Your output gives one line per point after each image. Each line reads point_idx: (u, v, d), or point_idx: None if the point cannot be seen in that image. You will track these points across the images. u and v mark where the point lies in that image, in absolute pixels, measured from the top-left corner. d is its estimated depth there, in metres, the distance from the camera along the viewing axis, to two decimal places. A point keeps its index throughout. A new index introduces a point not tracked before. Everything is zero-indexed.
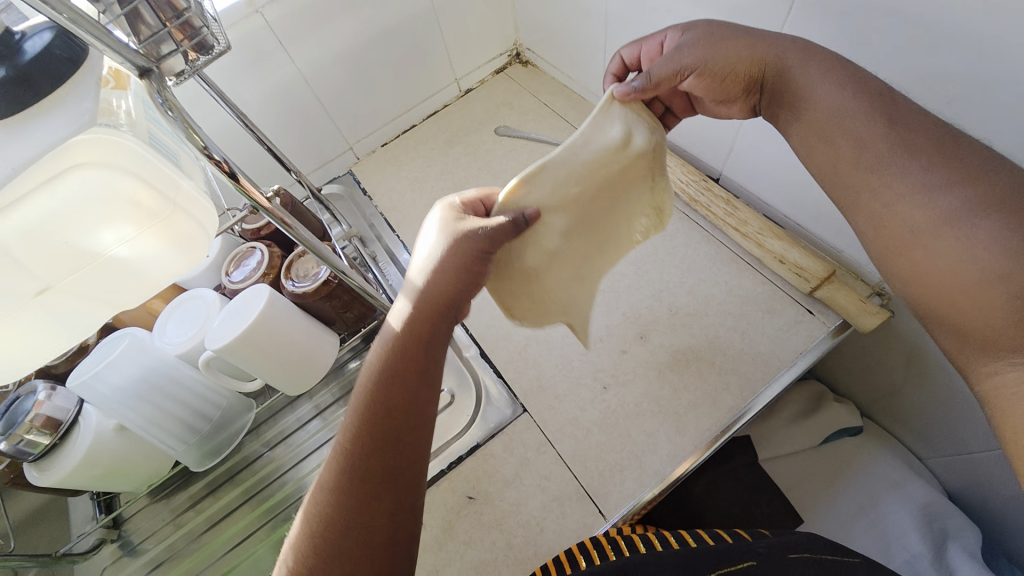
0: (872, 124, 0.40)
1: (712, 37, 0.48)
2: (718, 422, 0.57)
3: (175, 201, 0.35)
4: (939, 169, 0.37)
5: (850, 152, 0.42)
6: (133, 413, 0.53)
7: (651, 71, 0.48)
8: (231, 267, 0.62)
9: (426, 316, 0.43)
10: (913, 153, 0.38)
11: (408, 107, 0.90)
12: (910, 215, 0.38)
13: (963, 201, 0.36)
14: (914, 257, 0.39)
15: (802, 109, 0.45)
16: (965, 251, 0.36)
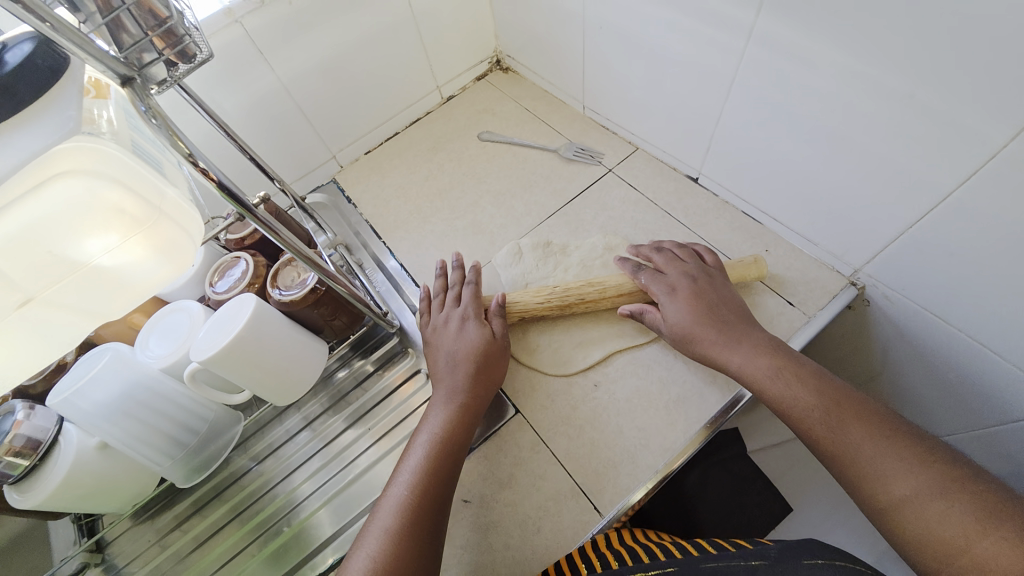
0: (824, 415, 0.48)
1: (705, 305, 0.58)
2: (706, 414, 0.58)
3: (161, 209, 0.35)
4: (880, 440, 0.45)
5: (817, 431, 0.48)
6: (118, 430, 0.52)
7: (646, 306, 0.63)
8: (214, 278, 0.61)
9: (444, 455, 0.54)
10: (849, 421, 0.47)
11: (390, 115, 0.91)
12: (888, 489, 0.43)
13: (925, 488, 0.42)
14: (903, 524, 0.42)
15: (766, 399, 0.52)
16: (940, 531, 0.40)
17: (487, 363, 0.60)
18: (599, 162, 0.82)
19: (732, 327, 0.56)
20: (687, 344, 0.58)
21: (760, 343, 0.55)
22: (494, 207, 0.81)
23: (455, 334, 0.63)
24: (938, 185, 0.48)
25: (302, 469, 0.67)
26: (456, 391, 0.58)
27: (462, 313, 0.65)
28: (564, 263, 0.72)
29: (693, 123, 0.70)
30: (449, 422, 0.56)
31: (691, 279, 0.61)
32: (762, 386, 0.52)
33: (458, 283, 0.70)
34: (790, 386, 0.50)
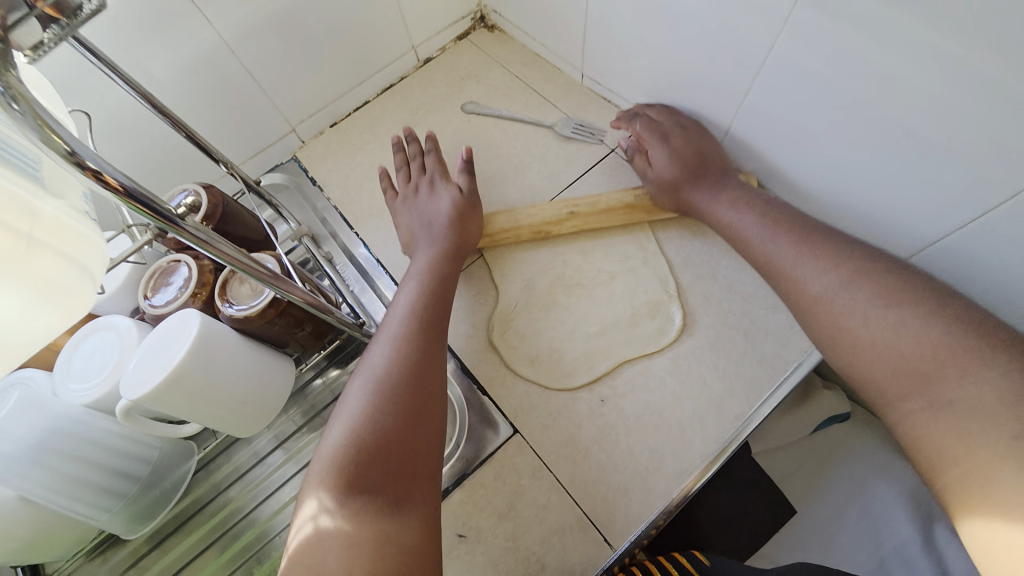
0: (772, 235, 0.53)
1: (691, 145, 0.61)
2: (725, 433, 0.53)
3: (31, 236, 0.28)
4: (817, 246, 0.49)
5: (765, 251, 0.53)
6: (33, 484, 0.43)
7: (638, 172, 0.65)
8: (149, 288, 0.50)
9: (423, 297, 0.55)
10: (789, 234, 0.52)
11: (358, 80, 0.78)
12: (812, 287, 0.48)
13: (847, 275, 0.46)
14: (831, 320, 0.46)
15: (730, 233, 0.57)
16: (852, 318, 0.45)
17: (463, 216, 0.62)
18: (600, 140, 0.72)
19: (704, 168, 0.60)
20: (666, 191, 0.62)
21: (731, 185, 0.59)
22: (482, 191, 0.71)
23: (428, 199, 0.64)
24: (1002, 187, 0.41)
25: (275, 496, 0.60)
26: (437, 242, 0.61)
27: (429, 180, 0.66)
28: (563, 249, 0.65)
29: (710, 99, 0.61)
30: (438, 259, 0.59)
31: (682, 129, 0.62)
32: (722, 216, 0.58)
33: (417, 154, 0.70)
34: (741, 210, 0.56)
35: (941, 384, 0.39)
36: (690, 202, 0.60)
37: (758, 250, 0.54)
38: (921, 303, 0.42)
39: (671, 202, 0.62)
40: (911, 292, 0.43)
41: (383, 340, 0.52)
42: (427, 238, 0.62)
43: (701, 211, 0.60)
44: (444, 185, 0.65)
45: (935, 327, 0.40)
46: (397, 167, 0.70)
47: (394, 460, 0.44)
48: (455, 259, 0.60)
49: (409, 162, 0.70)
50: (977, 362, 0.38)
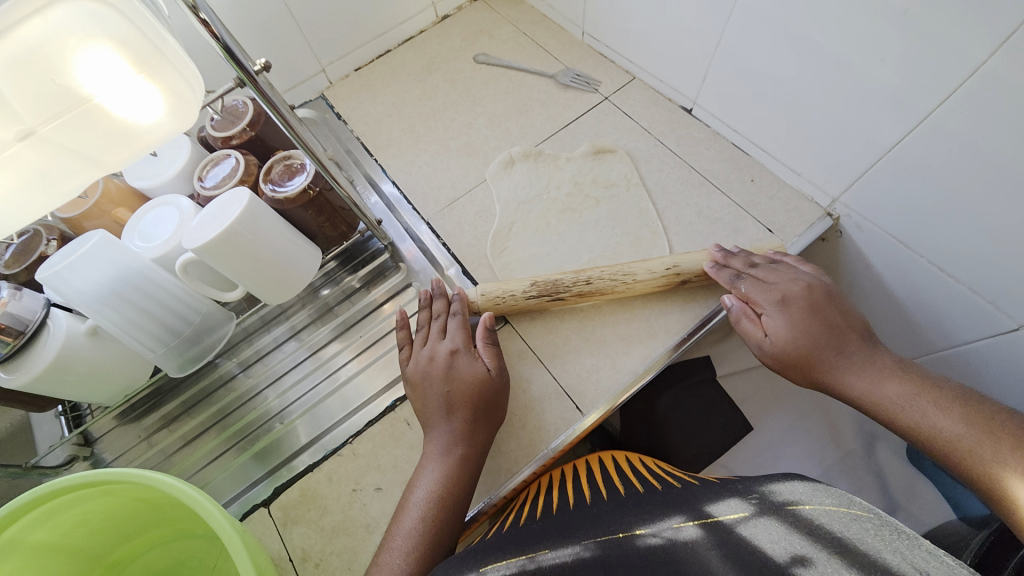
0: (985, 449, 0.41)
1: (816, 326, 0.53)
2: (684, 327, 0.62)
3: (162, 51, 0.33)
4: (985, 434, 0.41)
5: (983, 468, 0.40)
6: (106, 313, 0.52)
7: (743, 335, 0.58)
8: (203, 173, 0.60)
9: (427, 527, 0.48)
10: (1004, 448, 0.40)
11: (383, 29, 0.87)
12: None
13: None
14: None
15: (920, 442, 0.45)
16: None
17: (485, 401, 0.54)
18: (595, 89, 0.81)
19: (846, 358, 0.51)
20: (787, 370, 0.54)
21: (879, 359, 0.50)
22: (489, 129, 0.80)
23: (444, 373, 0.56)
24: (917, 107, 0.51)
25: (290, 375, 0.69)
26: (456, 443, 0.52)
27: (453, 344, 0.58)
28: (557, 178, 0.74)
29: (691, 49, 0.70)
30: (453, 470, 0.51)
31: (802, 292, 0.55)
32: (900, 416, 0.46)
33: (443, 310, 0.62)
34: (923, 406, 0.45)
35: None
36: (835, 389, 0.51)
37: (979, 475, 0.41)
38: None
39: (798, 376, 0.54)
40: None
41: None
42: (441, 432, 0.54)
43: (851, 396, 0.50)
44: (469, 358, 0.57)
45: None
46: (419, 325, 0.62)
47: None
48: (466, 472, 0.51)
49: (433, 317, 0.62)
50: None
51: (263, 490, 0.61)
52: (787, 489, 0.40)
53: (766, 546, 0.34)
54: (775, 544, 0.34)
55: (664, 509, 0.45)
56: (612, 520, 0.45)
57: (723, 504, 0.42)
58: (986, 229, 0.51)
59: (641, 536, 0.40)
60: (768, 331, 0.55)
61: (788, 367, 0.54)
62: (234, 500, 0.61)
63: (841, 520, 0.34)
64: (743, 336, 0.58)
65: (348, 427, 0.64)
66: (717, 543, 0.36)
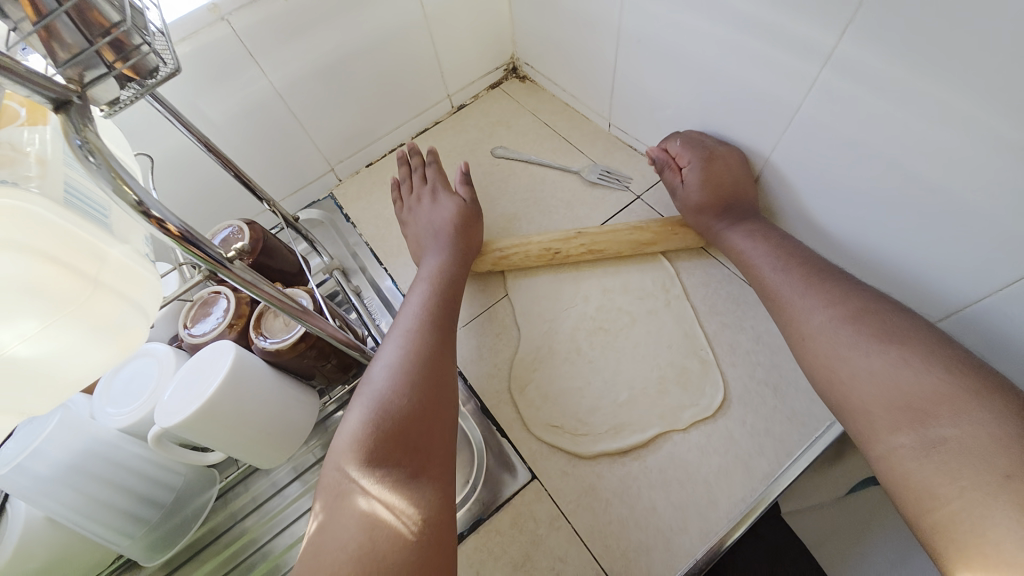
0: (785, 275, 0.53)
1: (727, 179, 0.60)
2: (752, 493, 0.51)
3: (97, 278, 0.28)
4: (806, 262, 0.53)
5: (785, 291, 0.52)
6: (63, 505, 0.44)
7: (672, 187, 0.66)
8: (189, 318, 0.53)
9: (428, 316, 0.57)
10: (795, 267, 0.53)
11: (395, 125, 0.82)
12: (853, 368, 0.45)
13: (838, 319, 0.47)
14: (838, 371, 0.45)
15: (744, 267, 0.58)
16: (849, 366, 0.45)
17: (465, 225, 0.67)
18: (626, 187, 0.74)
19: (733, 203, 0.60)
20: (692, 212, 0.64)
21: (752, 218, 0.60)
22: (509, 232, 0.73)
23: (433, 210, 0.69)
24: None
25: (289, 530, 0.59)
26: (444, 251, 0.64)
27: (431, 188, 0.72)
28: (585, 288, 0.66)
29: (737, 152, 0.62)
30: (447, 265, 0.63)
31: (725, 151, 0.61)
32: (736, 247, 0.59)
33: (419, 166, 0.76)
34: (747, 237, 0.58)
35: (938, 424, 0.39)
36: (704, 221, 0.63)
37: (784, 301, 0.52)
38: (901, 343, 0.43)
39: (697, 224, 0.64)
40: (908, 333, 0.44)
41: (393, 338, 0.55)
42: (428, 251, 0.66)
43: (715, 233, 0.62)
44: (450, 198, 0.70)
45: (932, 369, 0.41)
46: (405, 180, 0.75)
47: (431, 430, 0.48)
48: (455, 281, 0.62)
49: (411, 175, 0.76)
50: (974, 406, 0.38)
51: None
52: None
53: None
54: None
55: None
56: None
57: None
58: None
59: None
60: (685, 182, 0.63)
61: (695, 199, 0.63)
62: None
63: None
64: (667, 186, 0.67)
65: None
66: None
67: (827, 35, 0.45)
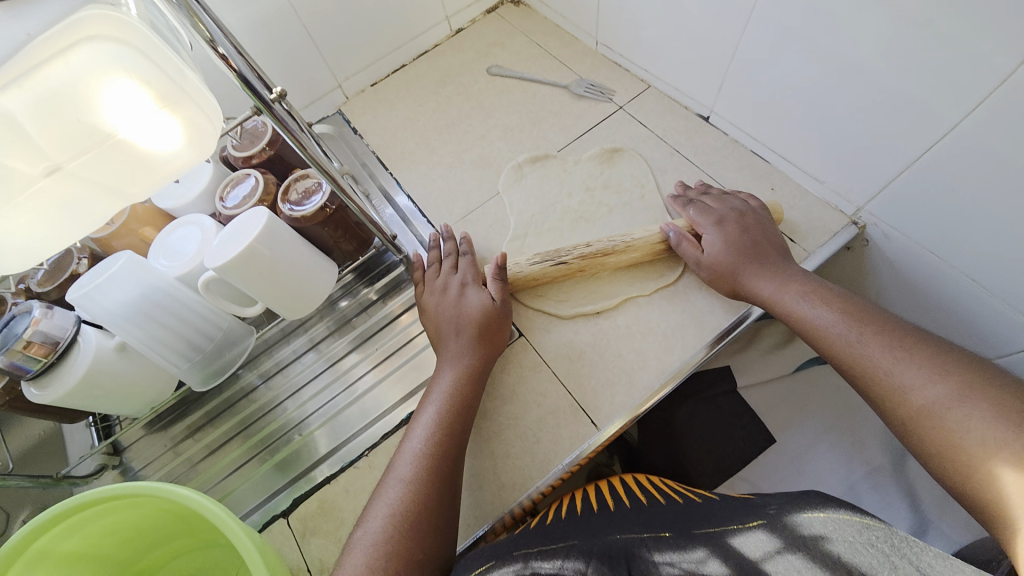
0: (884, 352, 0.46)
1: (747, 235, 0.60)
2: (701, 341, 0.61)
3: (183, 89, 0.35)
4: (917, 351, 0.45)
5: (882, 369, 0.46)
6: (134, 330, 0.54)
7: (693, 258, 0.62)
8: (225, 192, 0.61)
9: (439, 443, 0.51)
10: (874, 335, 0.48)
11: (398, 45, 0.88)
12: (969, 443, 0.39)
13: (951, 395, 0.41)
14: (953, 440, 0.40)
15: (819, 343, 0.51)
16: (961, 431, 0.40)
17: (491, 327, 0.60)
18: (609, 99, 0.81)
19: (780, 266, 0.57)
20: (722, 274, 0.59)
21: (794, 273, 0.56)
22: (503, 140, 0.81)
23: (455, 301, 0.61)
24: (943, 116, 0.48)
25: (309, 387, 0.69)
26: (467, 354, 0.58)
27: (460, 279, 0.64)
28: (568, 183, 0.75)
29: (705, 57, 0.69)
30: (462, 377, 0.56)
31: (738, 214, 0.62)
32: (793, 308, 0.54)
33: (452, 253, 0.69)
34: (817, 305, 0.52)
35: None
36: (751, 288, 0.57)
37: (877, 371, 0.46)
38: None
39: (726, 288, 0.60)
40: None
41: (400, 469, 0.50)
42: (444, 350, 0.59)
43: (763, 298, 0.56)
44: (480, 293, 0.62)
45: None
46: (429, 261, 0.68)
47: None
48: (467, 398, 0.55)
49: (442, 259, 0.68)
50: None
51: (283, 501, 0.62)
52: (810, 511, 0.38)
53: None
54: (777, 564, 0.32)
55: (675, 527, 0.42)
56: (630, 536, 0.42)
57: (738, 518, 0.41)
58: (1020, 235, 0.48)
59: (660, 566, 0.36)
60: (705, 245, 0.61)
61: (734, 263, 0.59)
62: (255, 510, 0.62)
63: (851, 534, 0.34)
64: (682, 256, 0.63)
65: (365, 439, 0.64)
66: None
67: None
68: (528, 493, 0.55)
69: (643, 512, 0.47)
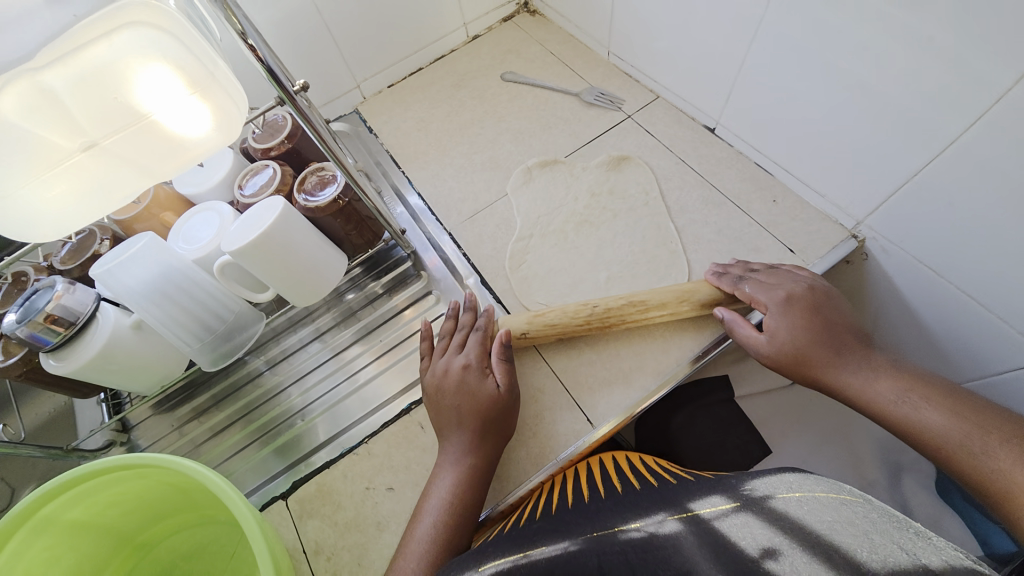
0: (1019, 468, 0.39)
1: (816, 322, 0.53)
2: (699, 345, 0.62)
3: (212, 74, 0.37)
4: None
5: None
6: (150, 308, 0.56)
7: (755, 344, 0.56)
8: (243, 182, 0.64)
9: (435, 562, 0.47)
10: (1003, 448, 0.40)
11: (416, 49, 0.91)
12: None
13: None
14: None
15: (935, 452, 0.44)
16: None
17: (498, 417, 0.55)
18: (619, 108, 0.83)
19: (860, 363, 0.51)
20: (794, 365, 0.53)
21: (881, 369, 0.50)
22: (513, 144, 0.83)
23: (458, 385, 0.56)
24: (944, 130, 0.50)
25: (312, 376, 0.71)
26: (467, 452, 0.53)
27: (470, 357, 0.59)
28: (575, 188, 0.77)
29: (713, 70, 0.71)
30: (466, 479, 0.52)
31: (803, 292, 0.55)
32: (890, 412, 0.47)
33: (468, 326, 0.63)
34: (916, 407, 0.46)
35: None
36: (831, 383, 0.51)
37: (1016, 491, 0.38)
38: None
39: (800, 376, 0.54)
40: None
41: None
42: (448, 447, 0.55)
43: (851, 396, 0.50)
44: (484, 379, 0.57)
45: None
46: (445, 334, 0.63)
47: None
48: (468, 507, 0.51)
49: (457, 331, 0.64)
50: None
51: (282, 484, 0.63)
52: (766, 487, 0.36)
53: (742, 540, 0.31)
54: (751, 541, 0.31)
55: (660, 500, 0.44)
56: (616, 511, 0.43)
57: (706, 501, 0.39)
58: (1016, 251, 0.49)
59: (624, 531, 0.38)
60: (768, 330, 0.55)
61: (802, 362, 0.53)
62: (255, 492, 0.63)
63: (831, 517, 0.31)
64: (742, 343, 0.57)
65: (365, 427, 0.65)
66: (699, 534, 0.34)
67: None
68: (519, 489, 0.56)
69: (624, 493, 0.48)
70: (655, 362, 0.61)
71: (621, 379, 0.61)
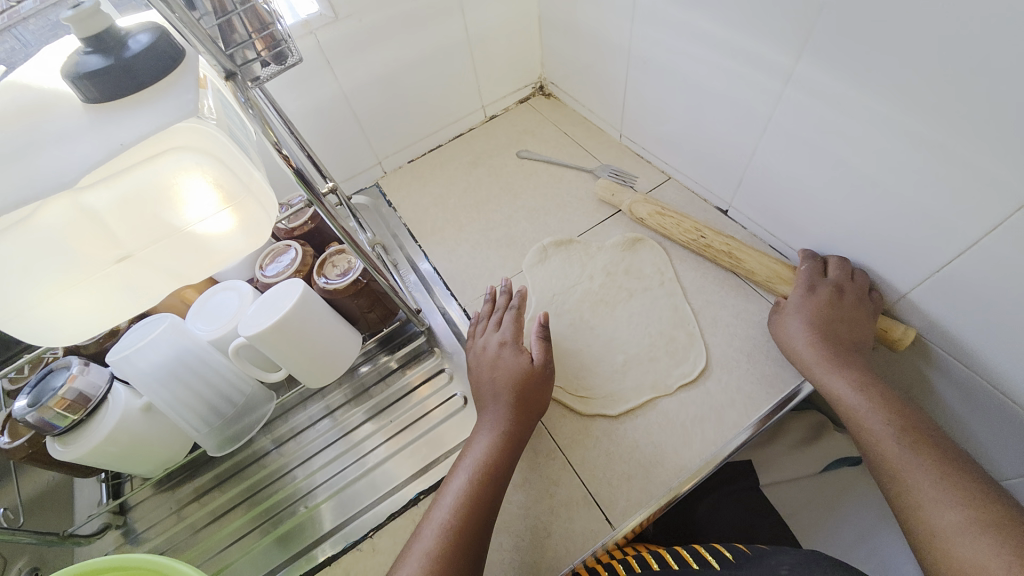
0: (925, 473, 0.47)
1: (830, 314, 0.59)
2: (723, 437, 0.59)
3: (246, 186, 0.38)
4: (947, 478, 0.46)
5: (926, 485, 0.46)
6: (162, 391, 0.56)
7: (777, 325, 0.63)
8: (265, 262, 0.65)
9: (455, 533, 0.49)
10: (924, 453, 0.48)
11: (436, 129, 0.96)
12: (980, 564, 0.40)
13: (972, 524, 0.42)
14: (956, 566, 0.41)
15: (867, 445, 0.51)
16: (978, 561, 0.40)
17: (530, 390, 0.60)
18: (631, 187, 0.85)
19: (849, 362, 0.56)
20: (798, 349, 0.60)
21: (863, 370, 0.55)
22: (528, 221, 0.85)
23: (493, 361, 0.63)
24: (962, 232, 0.49)
25: (319, 456, 0.68)
26: (501, 424, 0.57)
27: (506, 336, 0.66)
28: (590, 267, 0.77)
29: (724, 157, 0.73)
30: (498, 445, 0.55)
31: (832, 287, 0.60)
32: (850, 407, 0.54)
33: (503, 307, 0.72)
34: (872, 408, 0.52)
35: None
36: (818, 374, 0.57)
37: (914, 488, 0.46)
38: None
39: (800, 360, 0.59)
40: None
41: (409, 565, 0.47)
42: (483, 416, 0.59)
43: (829, 389, 0.56)
44: (519, 354, 0.62)
45: None
46: (485, 316, 0.71)
47: None
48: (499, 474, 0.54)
49: (494, 313, 0.71)
50: None
51: None
52: None
53: None
54: None
55: None
56: None
57: None
58: None
59: None
60: (788, 319, 0.62)
61: (807, 352, 0.58)
62: None
63: None
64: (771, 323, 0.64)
65: (371, 516, 0.63)
66: None
67: (790, 57, 0.56)
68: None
69: None
70: (691, 458, 0.58)
71: (649, 479, 0.58)
